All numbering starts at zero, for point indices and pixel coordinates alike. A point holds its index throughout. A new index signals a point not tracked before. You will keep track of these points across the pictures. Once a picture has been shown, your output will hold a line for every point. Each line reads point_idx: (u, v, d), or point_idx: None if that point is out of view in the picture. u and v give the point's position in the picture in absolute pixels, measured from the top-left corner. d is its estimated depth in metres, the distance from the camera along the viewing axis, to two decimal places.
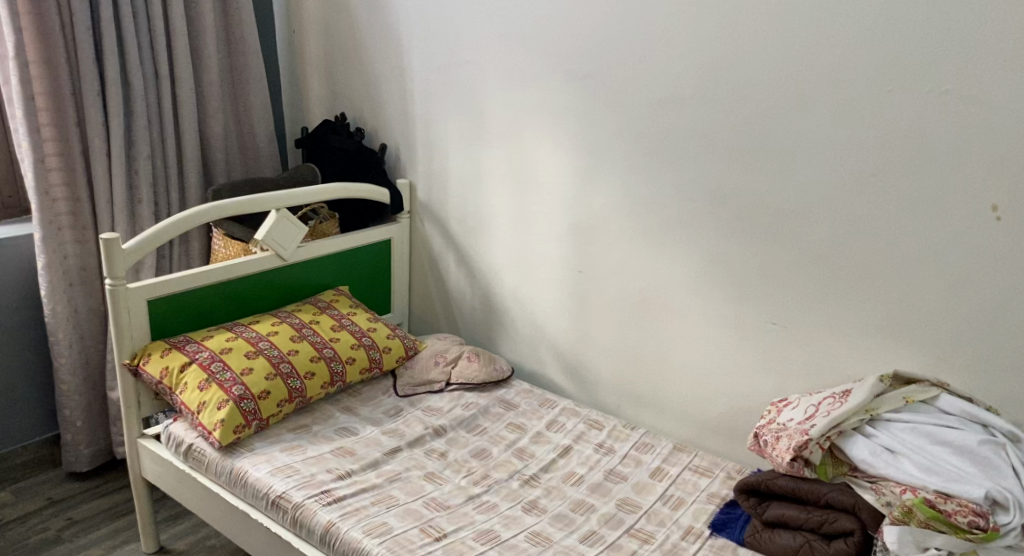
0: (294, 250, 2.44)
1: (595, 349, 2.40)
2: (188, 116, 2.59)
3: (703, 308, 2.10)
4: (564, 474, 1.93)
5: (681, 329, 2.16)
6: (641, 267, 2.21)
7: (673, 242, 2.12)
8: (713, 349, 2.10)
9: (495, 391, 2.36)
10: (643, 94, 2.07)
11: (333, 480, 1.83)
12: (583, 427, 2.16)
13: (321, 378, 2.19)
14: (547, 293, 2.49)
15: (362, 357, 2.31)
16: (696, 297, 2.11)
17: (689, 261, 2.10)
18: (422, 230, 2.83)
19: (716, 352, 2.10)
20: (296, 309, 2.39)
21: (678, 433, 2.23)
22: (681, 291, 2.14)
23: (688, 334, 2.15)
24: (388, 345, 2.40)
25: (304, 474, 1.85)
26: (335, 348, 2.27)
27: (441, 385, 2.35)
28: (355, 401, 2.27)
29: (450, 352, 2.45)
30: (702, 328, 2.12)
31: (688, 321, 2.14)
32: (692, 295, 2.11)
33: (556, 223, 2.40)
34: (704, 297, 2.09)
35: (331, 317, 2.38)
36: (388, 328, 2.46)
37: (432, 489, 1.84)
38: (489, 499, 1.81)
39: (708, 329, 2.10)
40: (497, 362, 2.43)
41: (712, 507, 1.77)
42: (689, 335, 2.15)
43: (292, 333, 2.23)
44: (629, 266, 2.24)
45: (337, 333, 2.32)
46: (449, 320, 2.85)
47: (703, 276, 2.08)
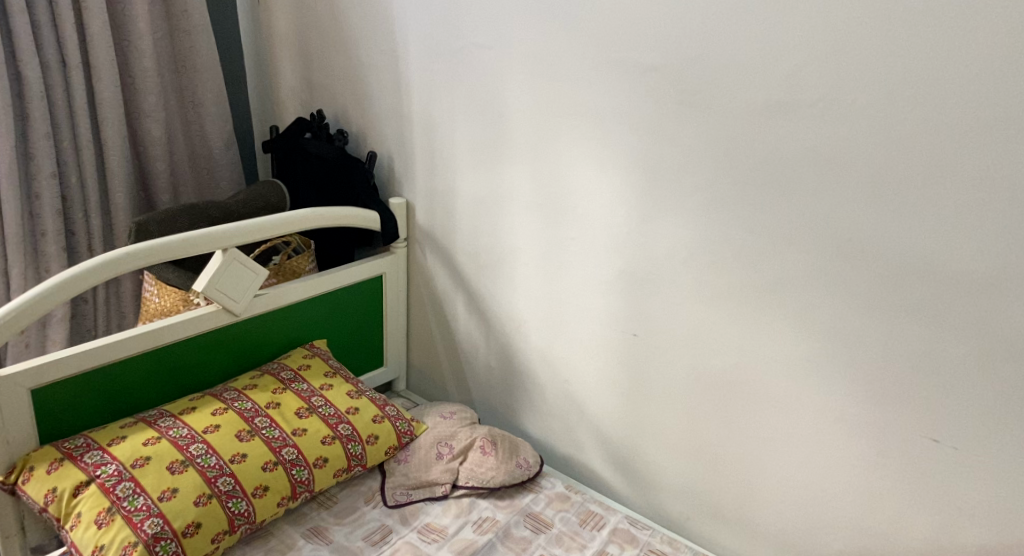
0: (249, 302, 1.82)
1: (657, 441, 1.78)
2: (110, 119, 1.96)
3: (823, 405, 1.47)
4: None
5: (786, 429, 1.54)
6: (726, 340, 1.58)
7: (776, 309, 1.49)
8: (838, 460, 1.49)
9: (519, 497, 1.74)
10: (739, 96, 1.42)
11: None
12: None
13: (277, 493, 1.58)
14: (588, 359, 1.86)
15: (339, 454, 1.70)
16: (812, 387, 1.48)
17: (805, 340, 1.46)
18: (423, 263, 2.20)
19: (842, 464, 1.48)
20: (251, 383, 1.77)
21: None
22: (788, 378, 1.51)
23: (799, 437, 1.53)
24: (374, 433, 1.78)
25: None
26: (300, 445, 1.65)
27: (446, 491, 1.73)
28: (328, 517, 1.65)
29: (458, 441, 1.83)
30: (821, 431, 1.49)
31: (798, 420, 1.52)
32: (806, 384, 1.49)
33: (602, 270, 1.76)
34: (825, 388, 1.46)
35: (297, 396, 1.76)
36: (375, 406, 1.83)
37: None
38: None
39: (829, 434, 1.48)
40: (521, 455, 1.81)
41: None
42: (799, 438, 1.53)
43: (239, 427, 1.62)
44: (710, 336, 1.61)
45: (303, 421, 1.70)
46: (457, 378, 2.23)
47: (826, 360, 1.45)
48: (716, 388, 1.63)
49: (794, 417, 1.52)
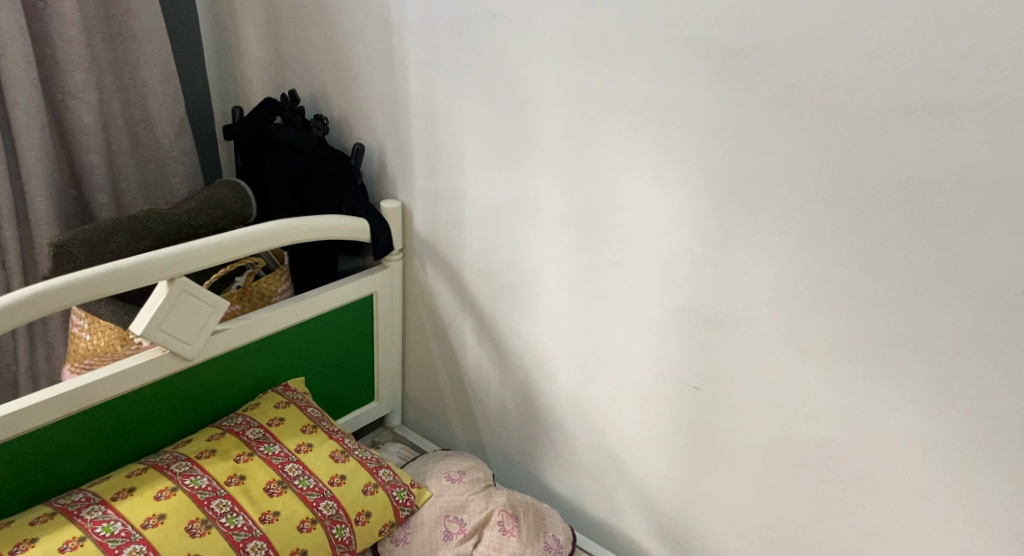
0: (203, 342, 1.43)
1: (718, 514, 1.45)
2: (23, 103, 1.53)
3: (959, 496, 1.15)
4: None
5: (899, 518, 1.23)
6: (827, 404, 1.24)
7: (897, 373, 1.15)
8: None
9: None
10: (866, 94, 1.04)
11: None
12: None
13: None
14: (632, 410, 1.50)
15: (321, 542, 1.34)
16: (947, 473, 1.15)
17: (941, 416, 1.12)
18: (422, 279, 1.80)
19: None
20: (207, 448, 1.40)
21: None
22: (910, 460, 1.18)
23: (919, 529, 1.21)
24: (365, 509, 1.42)
25: None
26: (270, 536, 1.29)
27: None
28: None
29: (470, 514, 1.48)
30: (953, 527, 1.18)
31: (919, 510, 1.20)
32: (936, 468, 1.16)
33: (653, 306, 1.39)
34: (964, 479, 1.14)
35: (267, 465, 1.39)
36: (366, 471, 1.47)
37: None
38: None
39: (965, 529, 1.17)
40: (549, 531, 1.48)
41: None
42: (921, 532, 1.21)
43: (190, 517, 1.25)
44: (803, 401, 1.26)
45: (275, 501, 1.34)
46: (463, 417, 1.85)
47: (972, 446, 1.11)
48: (807, 461, 1.30)
49: (915, 508, 1.20)
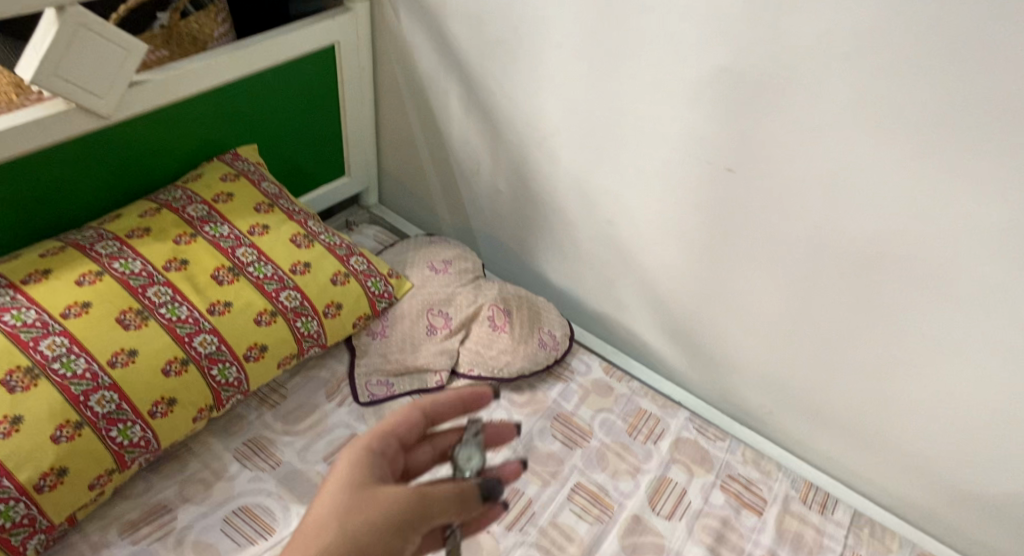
0: (121, 96, 1.12)
1: (738, 313, 1.20)
2: None
3: None
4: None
5: (975, 330, 0.97)
6: (913, 187, 0.93)
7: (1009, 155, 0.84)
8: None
9: (544, 391, 1.27)
10: None
11: None
12: (725, 509, 1.11)
13: (192, 405, 1.08)
14: (645, 195, 1.21)
15: (283, 337, 1.17)
16: None
17: None
18: (395, 28, 1.44)
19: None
20: (140, 226, 1.16)
21: (908, 499, 1.15)
22: (1003, 269, 0.90)
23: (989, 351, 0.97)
24: (334, 301, 1.23)
25: None
26: (221, 330, 1.11)
27: (442, 382, 1.24)
28: (276, 424, 1.18)
29: (456, 309, 1.29)
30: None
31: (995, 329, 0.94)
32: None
33: (688, 63, 1.05)
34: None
35: (214, 248, 1.17)
36: (335, 259, 1.26)
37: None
38: None
39: None
40: (545, 328, 1.30)
41: None
42: (1001, 349, 0.95)
43: (121, 307, 1.05)
44: (879, 181, 0.95)
45: (226, 290, 1.14)
46: (449, 198, 1.58)
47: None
48: (868, 256, 1.01)
49: (1007, 317, 0.93)
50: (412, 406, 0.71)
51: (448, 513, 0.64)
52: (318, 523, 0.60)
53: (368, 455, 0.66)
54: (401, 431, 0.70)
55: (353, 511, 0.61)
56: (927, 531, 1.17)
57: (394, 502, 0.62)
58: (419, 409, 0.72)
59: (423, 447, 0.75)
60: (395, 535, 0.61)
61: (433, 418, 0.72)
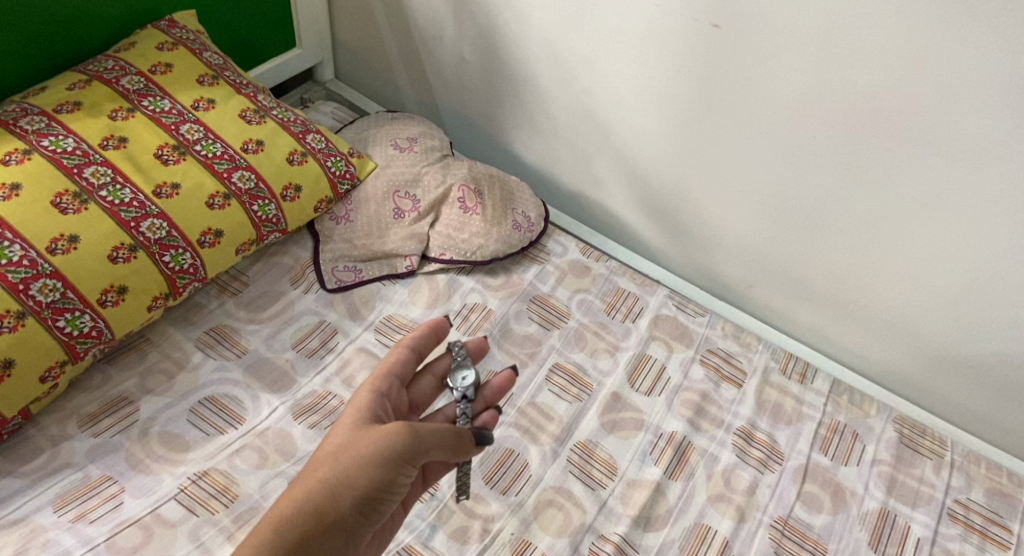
0: None
1: (720, 183, 1.15)
2: None
3: None
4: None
5: (968, 190, 0.92)
6: (919, 36, 0.85)
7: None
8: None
9: (519, 273, 1.22)
10: None
11: None
12: (705, 383, 1.10)
13: (146, 294, 1.01)
14: (625, 59, 1.11)
15: (239, 221, 1.09)
16: None
17: None
18: None
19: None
20: (69, 99, 1.04)
21: (885, 362, 1.16)
22: (1008, 124, 0.85)
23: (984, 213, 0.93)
24: (293, 182, 1.15)
25: None
26: (170, 214, 1.03)
27: (413, 267, 1.19)
28: (239, 313, 1.12)
29: (424, 190, 1.22)
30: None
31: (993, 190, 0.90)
32: None
33: None
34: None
35: (155, 125, 1.07)
36: (290, 137, 1.17)
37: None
38: None
39: None
40: (518, 208, 1.24)
41: None
42: (994, 209, 0.92)
43: (56, 189, 0.96)
44: (881, 29, 0.87)
45: (173, 171, 1.05)
46: (412, 72, 1.46)
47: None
48: (861, 114, 0.94)
49: (1004, 174, 0.88)
50: (400, 346, 0.76)
51: (444, 447, 0.69)
52: (321, 458, 0.67)
53: (366, 401, 0.71)
54: (397, 368, 0.75)
55: (344, 450, 0.66)
56: (900, 394, 1.19)
57: (385, 438, 0.66)
58: (407, 348, 0.76)
59: (423, 377, 0.82)
60: (389, 464, 0.66)
61: (421, 355, 0.77)
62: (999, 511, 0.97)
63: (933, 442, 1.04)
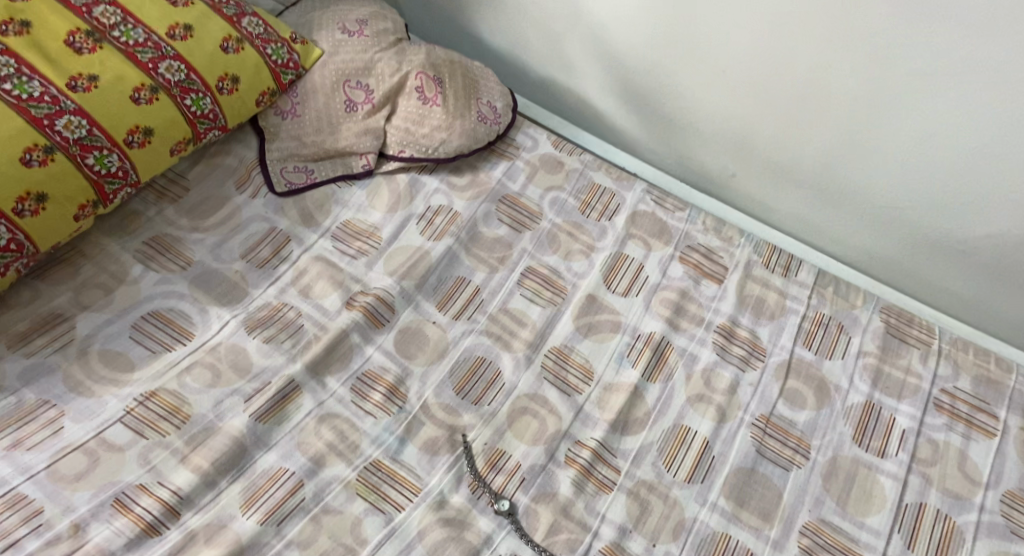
0: None
1: (702, 63, 1.05)
2: None
3: None
4: (690, 460, 0.89)
5: (972, 53, 0.84)
6: None
7: None
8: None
9: (486, 172, 1.13)
10: None
11: (145, 541, 0.77)
12: (685, 281, 1.04)
13: (70, 202, 0.90)
14: None
15: (171, 118, 0.98)
16: None
17: None
18: None
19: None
20: None
21: (869, 248, 1.11)
22: None
23: (984, 85, 0.85)
24: (229, 74, 1.02)
25: (59, 525, 0.76)
26: (89, 110, 0.91)
27: (369, 165, 1.09)
28: (181, 221, 1.02)
29: (377, 80, 1.09)
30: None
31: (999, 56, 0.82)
32: None
33: None
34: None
35: (62, 6, 0.92)
36: (223, 20, 1.03)
37: (390, 542, 0.81)
38: (512, 546, 0.82)
39: None
40: (483, 98, 1.13)
41: (977, 543, 0.83)
42: (1000, 77, 0.84)
43: None
44: None
45: (88, 62, 0.92)
46: None
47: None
48: None
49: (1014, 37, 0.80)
50: None
51: None
52: None
53: None
54: None
55: None
56: (883, 281, 1.15)
57: None
58: None
59: None
60: None
61: None
62: (986, 398, 0.94)
63: (920, 331, 1.00)
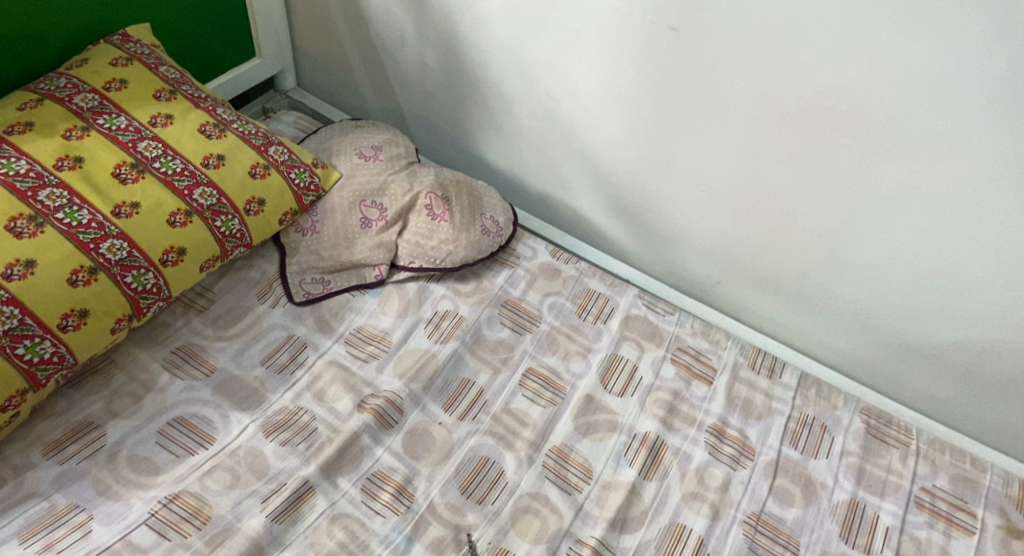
0: None
1: (686, 184, 1.16)
2: None
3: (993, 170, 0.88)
4: None
5: (922, 183, 0.94)
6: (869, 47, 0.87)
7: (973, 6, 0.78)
8: (1004, 239, 0.93)
9: (489, 279, 1.22)
10: None
11: None
12: (676, 382, 1.11)
13: (108, 317, 0.99)
14: (586, 64, 1.11)
15: (203, 238, 1.08)
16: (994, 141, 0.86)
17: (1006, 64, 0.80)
18: None
19: (1002, 247, 0.93)
20: (19, 120, 1.01)
21: (850, 351, 1.18)
22: (958, 124, 0.87)
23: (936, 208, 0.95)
24: (256, 197, 1.13)
25: None
26: (130, 233, 1.01)
27: (382, 276, 1.18)
28: (206, 330, 1.11)
29: (391, 199, 1.20)
30: (1000, 191, 0.89)
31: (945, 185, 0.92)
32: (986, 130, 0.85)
33: None
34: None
35: (111, 143, 1.04)
36: (252, 150, 1.15)
37: None
38: None
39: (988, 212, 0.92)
40: (487, 213, 1.23)
41: None
42: (948, 203, 0.94)
43: (10, 213, 0.93)
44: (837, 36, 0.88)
45: (132, 191, 1.03)
46: (375, 79, 1.43)
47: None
48: (819, 113, 0.95)
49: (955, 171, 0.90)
50: None
51: None
52: None
53: None
54: None
55: None
56: (865, 383, 1.21)
57: None
58: None
59: None
60: None
61: None
62: (964, 496, 0.99)
63: (899, 431, 1.06)
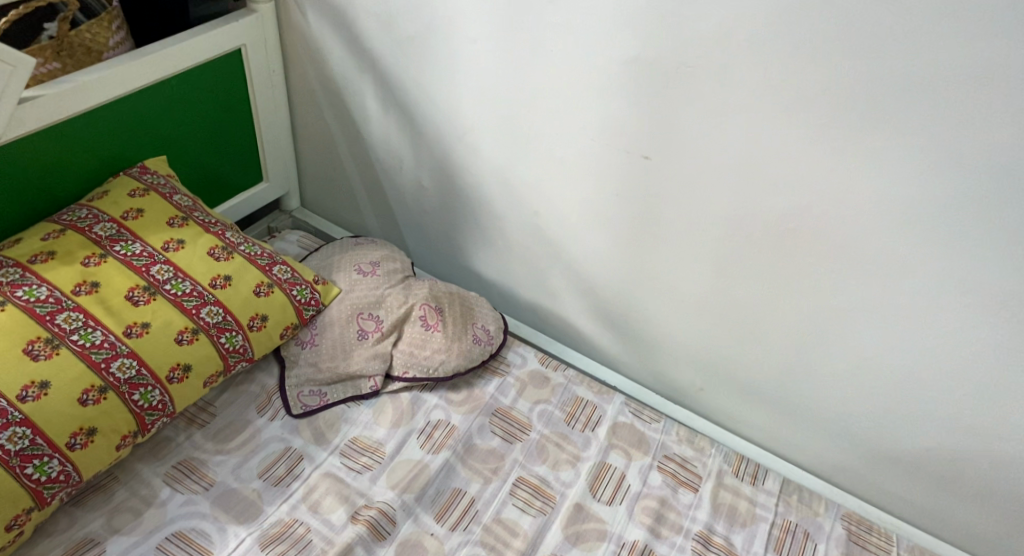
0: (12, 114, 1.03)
1: (665, 297, 1.23)
2: None
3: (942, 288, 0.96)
4: None
5: (879, 299, 1.01)
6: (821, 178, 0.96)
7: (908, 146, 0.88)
8: (960, 351, 0.99)
9: (480, 387, 1.27)
10: None
11: None
12: (663, 489, 1.14)
13: (114, 434, 1.04)
14: (570, 189, 1.21)
15: (207, 354, 1.14)
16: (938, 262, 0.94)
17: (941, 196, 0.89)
18: (305, 29, 1.35)
19: (959, 358, 1.00)
20: (43, 250, 1.10)
21: (830, 458, 1.21)
22: (906, 246, 0.95)
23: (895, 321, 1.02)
24: (259, 313, 1.20)
25: None
26: (140, 353, 1.07)
27: (377, 386, 1.23)
28: (206, 444, 1.15)
29: (387, 311, 1.27)
30: (950, 307, 0.97)
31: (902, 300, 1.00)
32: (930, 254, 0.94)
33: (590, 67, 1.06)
34: (976, 253, 0.91)
35: (126, 268, 1.12)
36: (257, 270, 1.23)
37: None
38: None
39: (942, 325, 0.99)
40: (478, 323, 1.30)
41: None
42: (905, 317, 1.01)
43: (29, 336, 1.00)
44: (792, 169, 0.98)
45: (143, 312, 1.09)
46: (374, 199, 1.53)
47: (988, 215, 0.88)
48: (782, 235, 1.04)
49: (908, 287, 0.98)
50: None
51: None
52: None
53: None
54: None
55: None
56: (848, 489, 1.24)
57: None
58: None
59: None
60: None
61: None
62: None
63: (879, 538, 1.09)
